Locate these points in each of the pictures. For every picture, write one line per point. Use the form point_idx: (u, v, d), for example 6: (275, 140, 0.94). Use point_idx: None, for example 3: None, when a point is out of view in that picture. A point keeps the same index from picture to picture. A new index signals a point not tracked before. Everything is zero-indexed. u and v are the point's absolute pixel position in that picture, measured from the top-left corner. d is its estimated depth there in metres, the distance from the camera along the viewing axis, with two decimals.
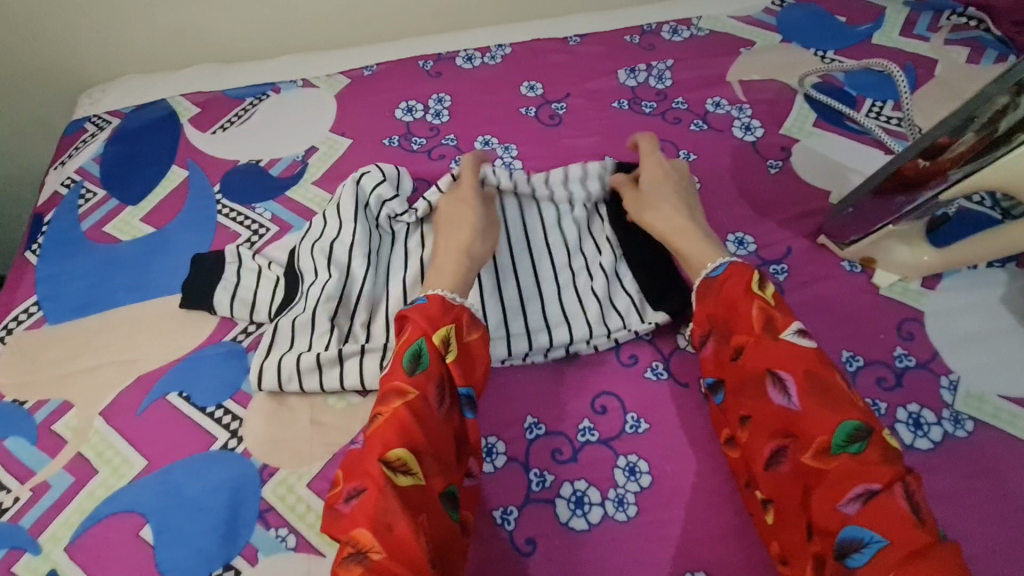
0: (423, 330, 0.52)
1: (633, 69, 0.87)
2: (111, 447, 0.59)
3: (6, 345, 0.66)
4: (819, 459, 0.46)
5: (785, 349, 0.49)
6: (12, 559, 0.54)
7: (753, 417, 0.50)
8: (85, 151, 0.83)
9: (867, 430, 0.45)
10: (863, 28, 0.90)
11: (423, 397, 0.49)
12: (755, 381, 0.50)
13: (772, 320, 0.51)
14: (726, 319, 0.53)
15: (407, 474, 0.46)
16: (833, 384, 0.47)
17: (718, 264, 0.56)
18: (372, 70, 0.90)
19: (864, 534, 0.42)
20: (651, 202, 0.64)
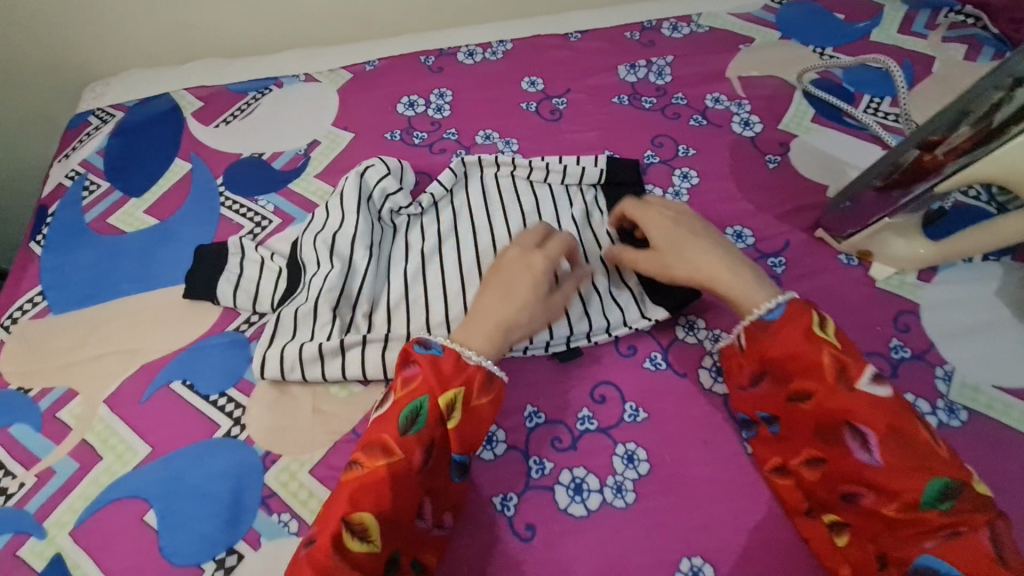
0: (432, 385, 0.50)
1: (633, 65, 0.88)
2: (115, 434, 0.60)
3: (11, 334, 0.67)
4: (899, 508, 0.45)
5: (863, 402, 0.47)
6: (18, 543, 0.55)
7: (826, 464, 0.49)
8: (89, 143, 0.83)
9: (958, 485, 0.43)
10: (862, 26, 0.90)
11: (410, 460, 0.48)
12: (830, 431, 0.48)
13: (846, 368, 0.48)
14: (789, 365, 0.50)
15: (363, 540, 0.45)
16: (915, 433, 0.45)
17: (775, 305, 0.52)
18: (374, 65, 0.91)
19: (941, 568, 0.42)
20: (672, 250, 0.58)
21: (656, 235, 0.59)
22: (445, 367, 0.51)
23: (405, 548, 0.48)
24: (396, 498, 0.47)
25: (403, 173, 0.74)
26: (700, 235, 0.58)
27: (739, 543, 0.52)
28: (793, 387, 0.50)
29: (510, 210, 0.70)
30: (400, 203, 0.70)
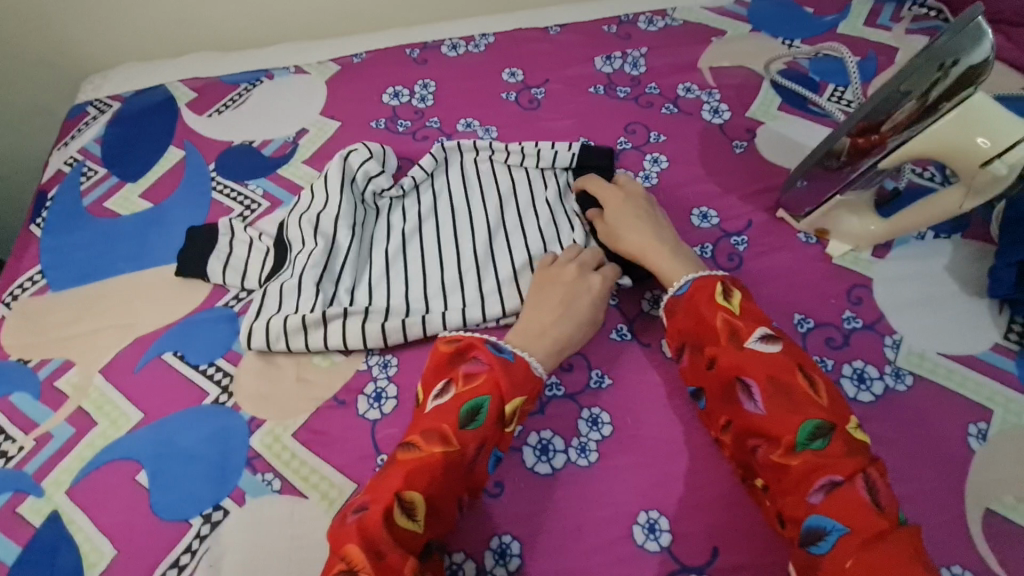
0: (497, 386, 0.52)
1: (609, 57, 0.92)
2: (109, 401, 0.63)
3: (12, 309, 0.70)
4: (784, 456, 0.48)
5: (751, 357, 0.52)
6: (17, 501, 0.58)
7: (729, 424, 0.52)
8: (87, 132, 0.87)
9: (828, 426, 0.47)
10: (830, 19, 0.94)
11: (466, 452, 0.49)
12: (727, 390, 0.52)
13: (737, 330, 0.53)
14: (695, 330, 0.56)
15: (411, 517, 0.47)
16: (796, 385, 0.50)
17: (682, 283, 0.59)
18: (361, 58, 0.94)
19: (826, 522, 0.45)
20: (619, 229, 0.66)
21: (611, 216, 0.67)
22: (514, 373, 0.54)
23: (441, 530, 0.50)
24: (446, 484, 0.49)
25: (387, 159, 0.77)
26: (648, 220, 0.66)
27: (694, 498, 0.56)
28: (702, 353, 0.55)
29: (488, 192, 0.73)
30: (385, 188, 0.74)
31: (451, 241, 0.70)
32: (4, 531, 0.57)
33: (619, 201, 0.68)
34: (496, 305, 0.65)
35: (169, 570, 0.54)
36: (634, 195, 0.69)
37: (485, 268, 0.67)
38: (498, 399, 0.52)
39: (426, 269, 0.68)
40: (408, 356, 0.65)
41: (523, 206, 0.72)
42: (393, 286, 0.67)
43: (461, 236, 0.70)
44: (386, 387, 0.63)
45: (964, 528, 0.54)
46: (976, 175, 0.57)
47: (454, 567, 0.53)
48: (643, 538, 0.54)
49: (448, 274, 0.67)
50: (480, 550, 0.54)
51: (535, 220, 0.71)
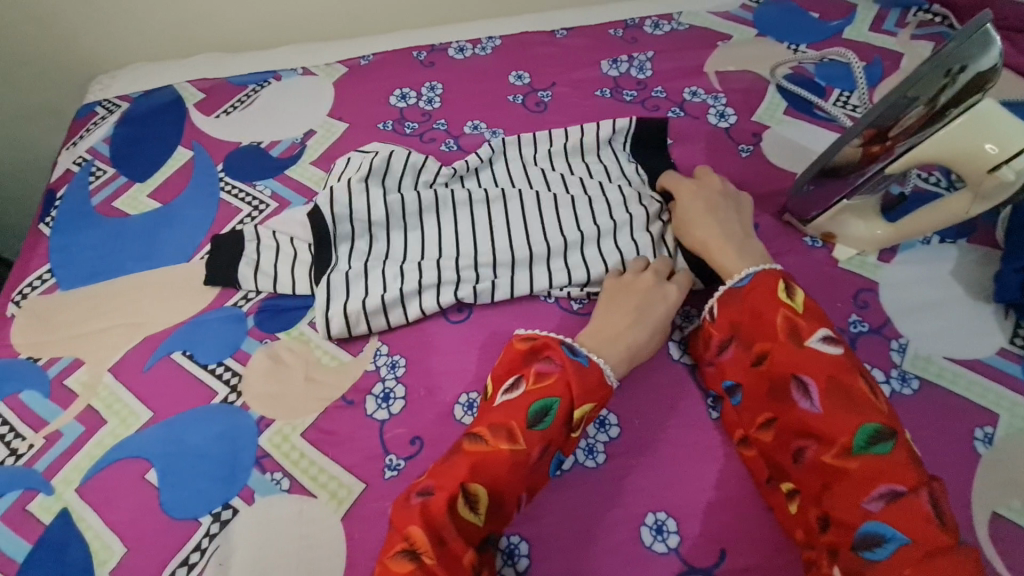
0: (568, 389, 0.54)
1: (615, 60, 0.92)
2: (119, 399, 0.64)
3: (21, 308, 0.71)
4: (839, 458, 0.49)
5: (810, 357, 0.52)
6: (27, 498, 0.59)
7: (778, 420, 0.53)
8: (96, 132, 0.88)
9: (888, 431, 0.48)
10: (835, 24, 0.95)
11: (532, 451, 0.51)
12: (782, 387, 0.53)
13: (798, 328, 0.54)
14: (750, 326, 0.56)
15: (474, 507, 0.49)
16: (857, 390, 0.50)
17: (743, 275, 0.58)
18: (368, 60, 0.95)
19: (885, 529, 0.45)
20: (693, 220, 0.67)
21: (686, 208, 0.68)
22: (589, 378, 0.55)
23: (501, 526, 0.51)
24: (510, 480, 0.50)
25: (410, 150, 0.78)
26: (727, 218, 0.67)
27: (701, 500, 0.56)
28: (754, 349, 0.56)
29: (541, 183, 0.75)
30: (427, 164, 0.75)
31: (504, 211, 0.72)
32: (15, 528, 0.57)
33: (694, 194, 0.69)
34: (546, 277, 0.69)
35: (178, 568, 0.54)
36: (712, 191, 0.69)
37: (535, 238, 0.70)
38: (568, 402, 0.53)
39: (475, 240, 0.70)
40: (417, 358, 0.65)
41: (575, 181, 0.75)
42: (443, 256, 0.70)
43: (512, 207, 0.72)
44: (394, 387, 0.64)
45: (971, 531, 0.54)
46: (982, 181, 0.58)
47: None
48: (651, 540, 0.54)
49: (498, 244, 0.70)
50: None
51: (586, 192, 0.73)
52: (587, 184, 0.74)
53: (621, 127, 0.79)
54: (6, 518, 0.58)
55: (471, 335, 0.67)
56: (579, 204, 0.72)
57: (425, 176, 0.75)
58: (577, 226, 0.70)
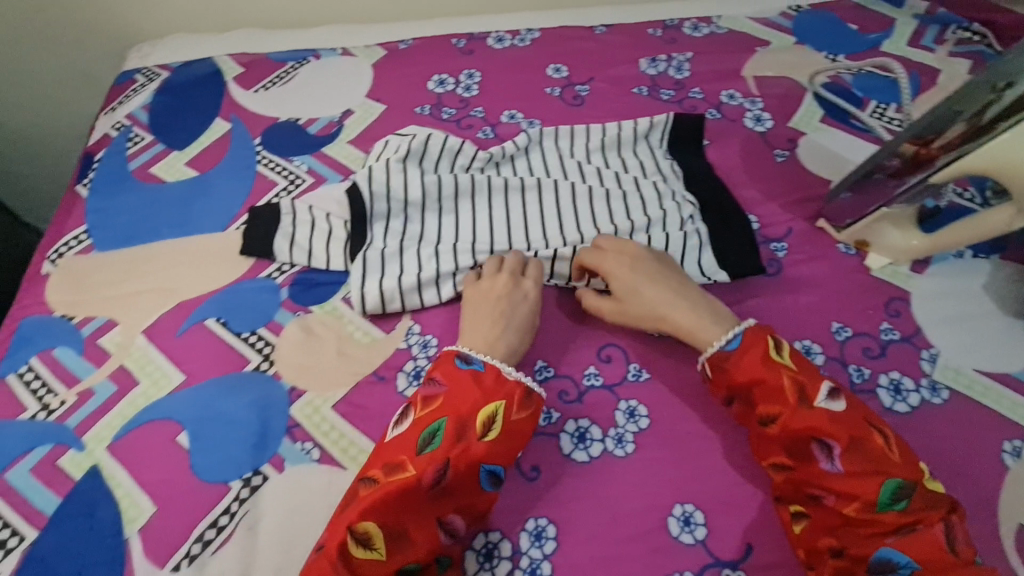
0: (455, 406, 0.53)
1: (654, 59, 0.93)
2: (151, 361, 0.64)
3: (57, 267, 0.71)
4: (859, 511, 0.49)
5: (822, 417, 0.52)
6: (58, 454, 0.59)
7: (791, 474, 0.52)
8: (135, 99, 0.88)
9: (909, 485, 0.48)
10: (873, 36, 0.95)
11: (422, 477, 0.50)
12: (797, 446, 0.52)
13: (805, 389, 0.53)
14: (756, 390, 0.55)
15: (369, 547, 0.47)
16: (874, 443, 0.50)
17: (734, 336, 0.57)
18: (407, 44, 0.95)
19: (898, 556, 0.46)
20: (635, 293, 0.63)
21: (620, 287, 0.63)
22: (472, 386, 0.54)
23: (417, 561, 0.49)
24: (416, 508, 0.49)
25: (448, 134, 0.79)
26: (663, 275, 0.63)
27: (729, 495, 0.56)
28: (762, 411, 0.54)
29: (575, 173, 0.75)
30: (463, 148, 0.76)
31: (538, 200, 0.72)
32: (44, 482, 0.57)
33: (620, 261, 0.64)
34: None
35: (207, 530, 0.55)
36: (631, 249, 0.65)
37: (568, 229, 0.71)
38: (455, 417, 0.52)
39: (509, 227, 0.71)
40: (448, 339, 0.66)
41: (610, 174, 0.75)
42: (477, 241, 0.70)
43: (546, 196, 0.72)
44: (426, 366, 0.64)
45: (995, 542, 0.55)
46: None
47: (490, 546, 0.54)
48: (678, 531, 0.54)
49: (532, 233, 0.70)
50: (516, 531, 0.55)
51: (620, 186, 0.74)
52: (622, 177, 0.75)
53: (658, 122, 0.80)
54: (36, 471, 0.58)
55: None
56: (613, 197, 0.72)
57: (461, 159, 0.75)
58: (611, 219, 0.71)
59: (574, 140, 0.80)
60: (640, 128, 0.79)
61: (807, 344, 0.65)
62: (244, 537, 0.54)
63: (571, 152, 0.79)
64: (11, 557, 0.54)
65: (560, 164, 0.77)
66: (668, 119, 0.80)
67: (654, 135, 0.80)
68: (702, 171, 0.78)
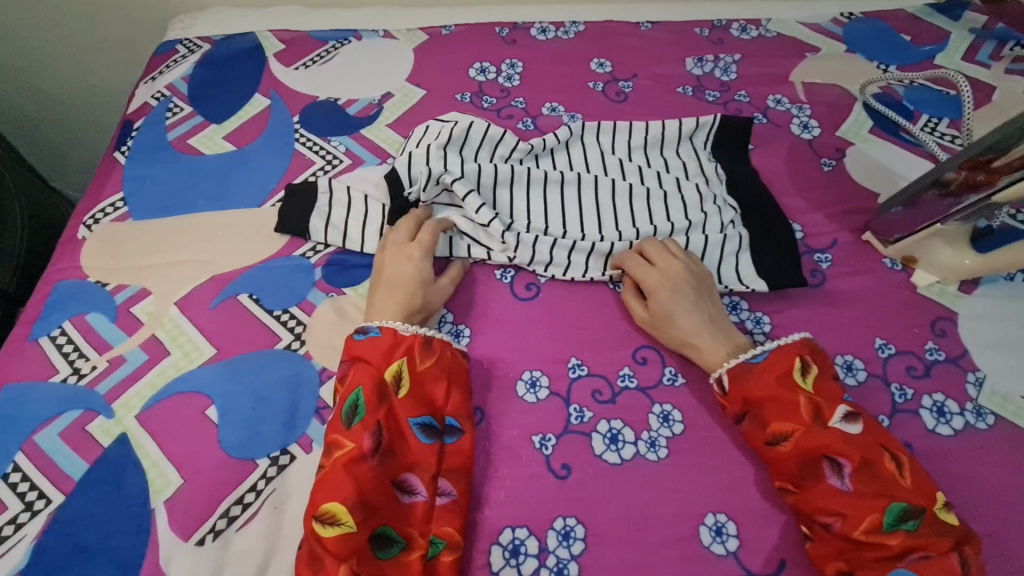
0: (363, 373, 0.54)
1: (700, 59, 0.91)
2: (183, 333, 0.64)
3: (92, 232, 0.71)
4: (867, 534, 0.48)
5: (835, 437, 0.51)
6: (87, 419, 0.59)
7: (800, 493, 0.52)
8: (175, 70, 0.88)
9: (917, 509, 0.48)
10: (927, 49, 0.92)
11: (359, 447, 0.51)
12: (808, 466, 0.51)
13: (820, 409, 0.53)
14: (768, 407, 0.54)
15: (336, 525, 0.47)
16: (886, 468, 0.50)
17: (758, 352, 0.57)
18: (450, 30, 0.94)
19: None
20: (666, 317, 0.61)
21: (654, 307, 0.62)
22: (375, 352, 0.55)
23: (391, 523, 0.50)
24: (368, 478, 0.50)
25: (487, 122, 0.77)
26: (701, 302, 0.61)
27: (765, 508, 0.55)
28: (773, 429, 0.53)
29: (617, 170, 0.74)
30: (505, 137, 0.74)
31: (578, 195, 0.71)
32: (72, 446, 0.57)
33: (659, 279, 0.62)
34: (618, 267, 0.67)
35: (232, 506, 0.54)
36: (675, 269, 0.63)
37: (606, 226, 0.69)
38: (366, 382, 0.53)
39: (548, 220, 0.69)
40: (481, 330, 0.65)
41: (651, 174, 0.74)
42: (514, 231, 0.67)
43: (585, 191, 0.71)
44: None
45: None
46: None
47: (517, 542, 0.53)
48: (710, 540, 0.53)
49: (570, 228, 0.69)
50: (544, 529, 0.54)
51: (661, 186, 0.72)
52: (664, 178, 0.73)
53: (704, 123, 0.77)
54: (65, 435, 0.58)
55: (538, 314, 0.66)
56: (654, 197, 0.71)
57: (501, 149, 0.74)
58: (650, 220, 0.70)
59: (616, 136, 0.77)
60: (686, 128, 0.77)
61: (849, 358, 0.63)
62: (270, 515, 0.54)
63: (612, 148, 0.77)
64: (37, 520, 0.54)
65: (601, 160, 0.75)
66: (715, 120, 0.77)
67: (699, 135, 0.78)
68: (746, 176, 0.76)
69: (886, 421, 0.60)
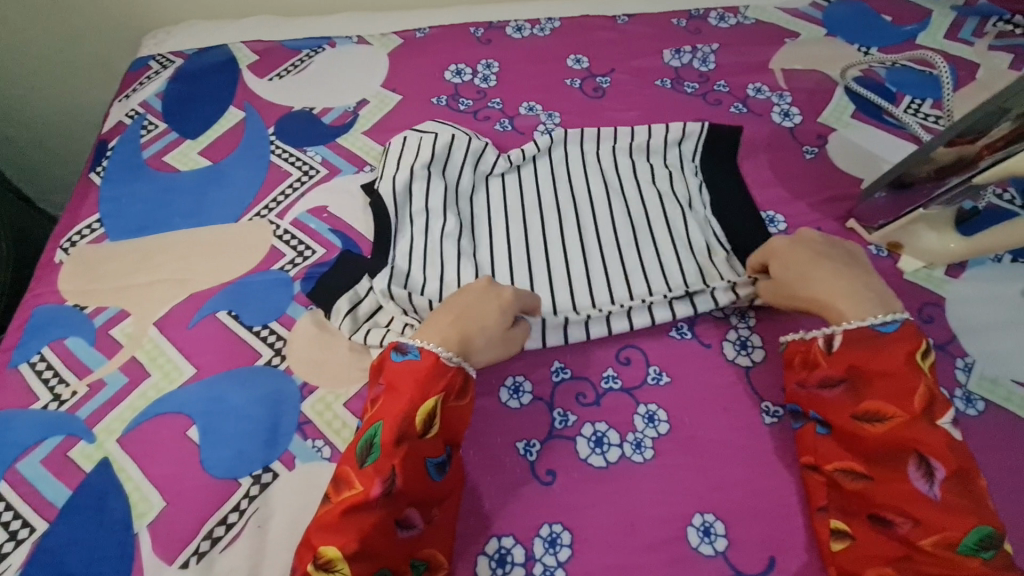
0: (396, 405, 0.50)
1: (678, 50, 0.90)
2: (163, 353, 0.63)
3: (69, 255, 0.71)
4: (934, 545, 0.45)
5: (938, 440, 0.48)
6: (69, 445, 0.58)
7: (875, 480, 0.49)
8: (149, 86, 0.87)
9: (1001, 539, 0.44)
10: (908, 28, 0.91)
11: (369, 491, 0.47)
12: (895, 454, 0.49)
13: (934, 404, 0.49)
14: (874, 386, 0.51)
15: (330, 572, 0.45)
16: (976, 485, 0.46)
17: (890, 319, 0.52)
18: (424, 33, 0.93)
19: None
20: (801, 273, 0.57)
21: (786, 265, 0.59)
22: (410, 379, 0.52)
23: (391, 566, 0.47)
24: (372, 525, 0.47)
25: (469, 133, 0.77)
26: (835, 258, 0.58)
27: (753, 505, 0.54)
28: (869, 404, 0.50)
29: (597, 176, 0.74)
30: (485, 152, 0.75)
31: (556, 208, 0.71)
32: (54, 473, 0.57)
33: (789, 247, 0.59)
34: (599, 273, 0.66)
35: (216, 527, 0.54)
36: (806, 238, 0.60)
37: (586, 236, 0.69)
38: (393, 418, 0.50)
39: (528, 231, 0.69)
40: None
41: (632, 182, 0.73)
42: (495, 247, 0.69)
43: (564, 205, 0.71)
44: None
45: None
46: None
47: (503, 552, 0.53)
48: (697, 541, 0.53)
49: (551, 236, 0.69)
50: (530, 537, 0.53)
51: (641, 191, 0.72)
52: (643, 182, 0.73)
53: (691, 131, 0.76)
54: (47, 462, 0.57)
55: None
56: (632, 201, 0.71)
57: (483, 163, 0.74)
58: (630, 227, 0.69)
59: (599, 143, 0.77)
60: (672, 134, 0.76)
61: None
62: (254, 535, 0.53)
63: (596, 155, 0.76)
64: (22, 549, 0.53)
65: (583, 168, 0.75)
66: (703, 128, 0.76)
67: (686, 144, 0.76)
68: (727, 171, 0.75)
69: None
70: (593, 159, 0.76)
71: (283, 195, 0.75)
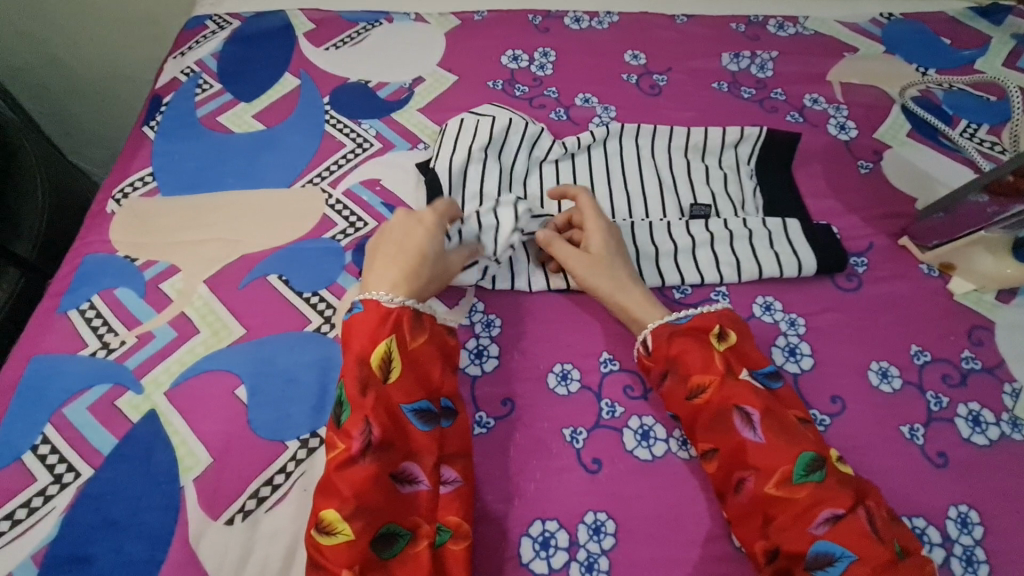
0: (345, 360, 0.50)
1: (736, 55, 0.89)
2: (213, 311, 0.63)
3: (121, 207, 0.70)
4: (778, 487, 0.47)
5: (745, 388, 0.52)
6: (116, 394, 0.58)
7: (719, 451, 0.51)
8: (205, 46, 0.86)
9: (822, 459, 0.48)
10: (967, 53, 0.91)
11: (350, 448, 0.47)
12: (722, 417, 0.51)
13: (730, 363, 0.53)
14: (685, 360, 0.54)
15: (335, 533, 0.45)
16: (789, 418, 0.50)
17: (683, 314, 0.57)
18: (482, 16, 0.92)
19: (835, 548, 0.45)
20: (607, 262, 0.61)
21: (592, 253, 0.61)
22: (363, 333, 0.51)
23: (396, 520, 0.47)
24: (365, 480, 0.46)
25: (524, 117, 0.77)
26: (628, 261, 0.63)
27: None
28: (692, 382, 0.53)
29: (648, 174, 0.74)
30: (540, 138, 0.74)
31: (611, 203, 0.71)
32: (101, 420, 0.57)
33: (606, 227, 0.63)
34: (652, 273, 0.67)
35: (261, 487, 0.54)
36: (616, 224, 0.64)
37: (639, 231, 0.68)
38: (348, 373, 0.50)
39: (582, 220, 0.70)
40: (512, 322, 0.64)
41: (687, 184, 0.73)
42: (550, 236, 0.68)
43: (617, 199, 0.72)
44: (488, 346, 0.62)
45: None
46: None
47: (547, 535, 0.53)
48: None
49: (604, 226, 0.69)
50: (574, 523, 0.53)
51: (695, 193, 0.72)
52: (699, 183, 0.73)
53: (749, 134, 0.76)
54: (93, 409, 0.57)
55: (570, 307, 0.65)
56: (685, 201, 0.72)
57: (537, 151, 0.74)
58: (686, 230, 0.68)
59: (655, 139, 0.76)
60: (729, 137, 0.76)
61: (885, 365, 0.63)
62: (299, 498, 0.54)
63: (651, 152, 0.75)
64: (66, 492, 0.53)
65: (637, 165, 0.74)
66: (760, 132, 0.76)
67: (743, 147, 0.76)
68: (781, 181, 0.75)
69: (921, 430, 0.59)
70: (647, 156, 0.75)
71: (336, 165, 0.75)
